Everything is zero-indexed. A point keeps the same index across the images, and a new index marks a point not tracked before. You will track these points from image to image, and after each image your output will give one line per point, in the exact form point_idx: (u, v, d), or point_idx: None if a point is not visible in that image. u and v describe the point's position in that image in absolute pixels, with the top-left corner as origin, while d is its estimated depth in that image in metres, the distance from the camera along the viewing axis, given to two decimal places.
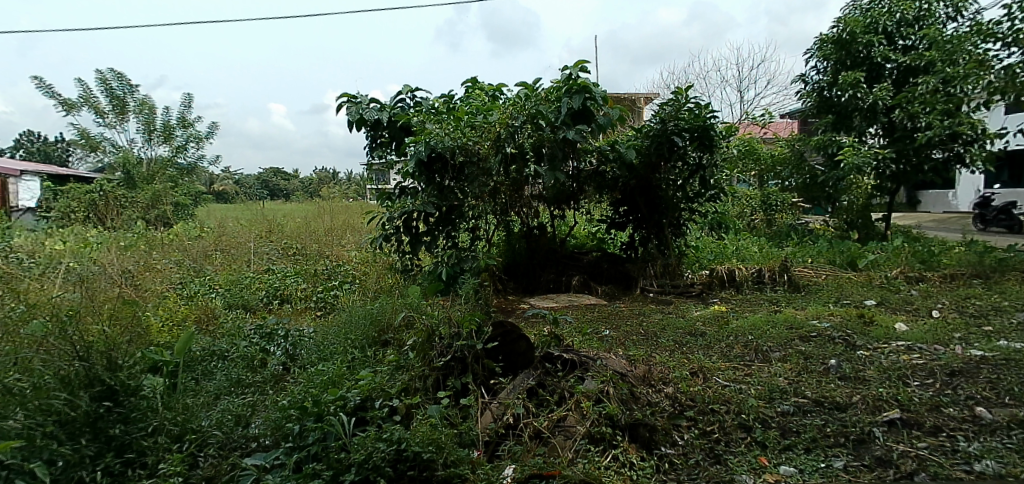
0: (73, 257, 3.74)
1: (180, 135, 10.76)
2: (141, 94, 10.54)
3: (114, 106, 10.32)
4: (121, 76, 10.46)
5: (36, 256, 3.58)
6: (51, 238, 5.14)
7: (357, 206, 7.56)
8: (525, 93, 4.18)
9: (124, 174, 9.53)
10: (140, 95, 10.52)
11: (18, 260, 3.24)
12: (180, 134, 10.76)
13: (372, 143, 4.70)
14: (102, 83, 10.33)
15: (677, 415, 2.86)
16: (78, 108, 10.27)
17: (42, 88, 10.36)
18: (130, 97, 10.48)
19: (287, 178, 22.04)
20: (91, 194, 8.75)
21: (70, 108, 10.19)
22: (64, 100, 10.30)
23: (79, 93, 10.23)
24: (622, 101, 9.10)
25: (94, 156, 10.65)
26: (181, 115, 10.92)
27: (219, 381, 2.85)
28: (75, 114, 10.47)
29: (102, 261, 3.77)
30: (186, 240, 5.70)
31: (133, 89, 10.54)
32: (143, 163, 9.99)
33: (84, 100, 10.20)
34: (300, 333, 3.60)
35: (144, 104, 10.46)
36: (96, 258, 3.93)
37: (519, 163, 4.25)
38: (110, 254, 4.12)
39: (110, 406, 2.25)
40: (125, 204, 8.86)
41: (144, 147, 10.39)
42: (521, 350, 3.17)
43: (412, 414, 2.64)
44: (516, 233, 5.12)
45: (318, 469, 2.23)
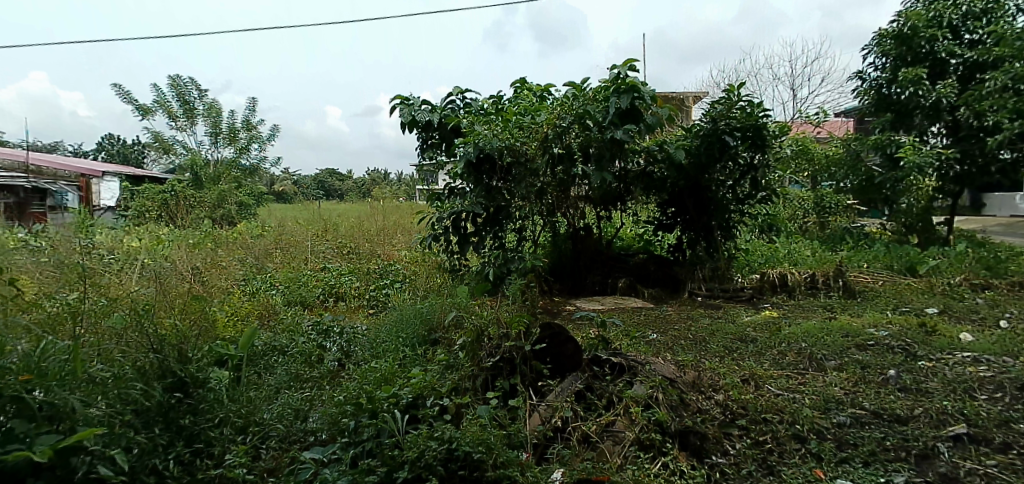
0: (153, 254, 3.92)
1: (244, 137, 11.16)
2: (209, 98, 11.01)
3: (185, 110, 10.81)
4: (192, 81, 10.95)
5: (116, 253, 3.78)
6: (129, 236, 5.44)
7: (408, 207, 7.70)
8: (573, 92, 4.15)
9: (193, 174, 10.01)
10: (208, 99, 11.01)
11: (100, 255, 3.45)
12: (244, 136, 11.16)
13: (424, 144, 4.71)
14: (175, 88, 10.83)
15: (728, 424, 2.79)
16: (152, 112, 10.79)
17: (121, 93, 10.93)
18: (199, 102, 10.97)
19: (342, 178, 22.74)
20: (163, 194, 9.25)
21: (145, 112, 10.72)
22: (140, 105, 10.86)
23: (154, 98, 10.75)
24: (671, 100, 8.94)
25: (166, 158, 11.21)
26: (245, 118, 11.36)
27: (281, 376, 2.97)
28: (149, 118, 11.02)
29: (176, 258, 3.95)
30: (249, 238, 5.93)
31: (203, 94, 11.02)
32: (210, 165, 10.45)
33: (159, 104, 10.71)
34: (355, 331, 3.69)
35: (212, 107, 10.94)
36: (168, 254, 4.13)
37: (566, 164, 4.19)
38: (181, 251, 4.32)
39: (182, 397, 2.36)
40: (193, 203, 9.35)
41: (211, 149, 10.84)
42: (569, 352, 3.15)
43: (461, 414, 2.68)
44: (562, 234, 5.08)
45: (373, 465, 2.28)
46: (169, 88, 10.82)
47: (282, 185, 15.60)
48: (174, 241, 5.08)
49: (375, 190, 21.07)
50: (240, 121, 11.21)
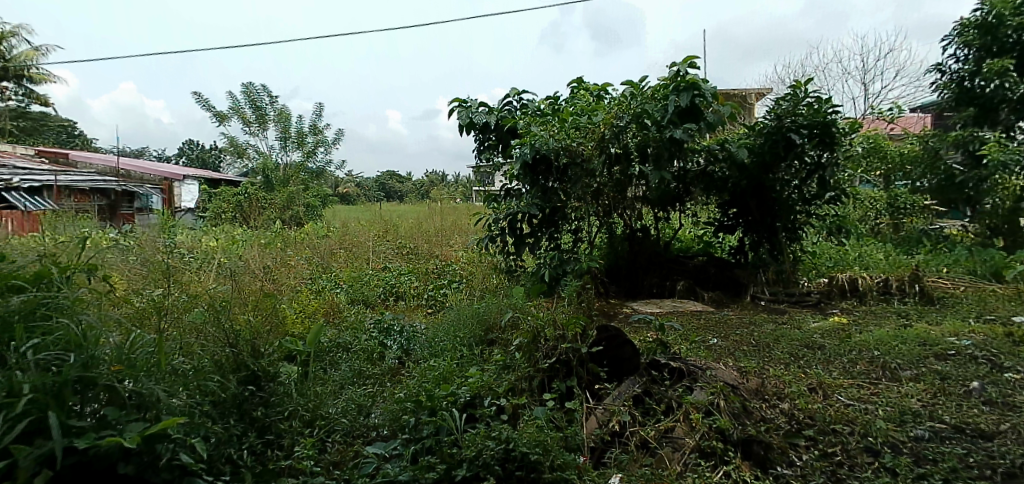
0: (229, 254, 4.15)
1: (312, 141, 11.62)
2: (279, 104, 11.51)
3: (257, 116, 11.35)
4: (264, 88, 11.50)
5: (195, 251, 4.02)
6: (208, 236, 5.78)
7: (465, 208, 7.81)
8: (631, 91, 4.05)
9: (265, 178, 10.53)
10: (279, 105, 11.50)
11: (182, 254, 3.67)
12: (312, 141, 11.62)
13: (481, 146, 4.74)
14: (249, 95, 11.39)
15: (794, 434, 2.65)
16: (228, 119, 11.40)
17: (200, 101, 11.61)
18: (271, 108, 11.49)
19: (402, 180, 23.29)
20: (238, 197, 9.92)
21: (222, 119, 11.35)
22: (218, 112, 11.50)
23: (230, 105, 11.36)
24: (732, 98, 8.67)
25: (240, 161, 11.83)
26: (313, 123, 11.81)
27: (345, 372, 3.07)
28: (225, 124, 11.65)
29: (249, 258, 4.15)
30: (315, 238, 6.18)
31: (274, 100, 11.54)
32: (280, 168, 10.90)
33: (234, 111, 11.31)
34: (414, 329, 3.77)
35: (282, 113, 11.42)
36: (242, 253, 4.36)
37: (623, 164, 4.14)
38: (253, 251, 4.55)
39: (254, 390, 2.51)
40: (265, 205, 9.95)
41: (281, 153, 11.30)
42: (626, 356, 3.11)
43: (518, 414, 2.69)
44: (619, 235, 5.02)
45: (433, 462, 2.31)
46: (243, 95, 11.40)
47: (346, 187, 16.19)
48: (247, 241, 5.36)
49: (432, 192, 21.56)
50: (308, 126, 11.67)
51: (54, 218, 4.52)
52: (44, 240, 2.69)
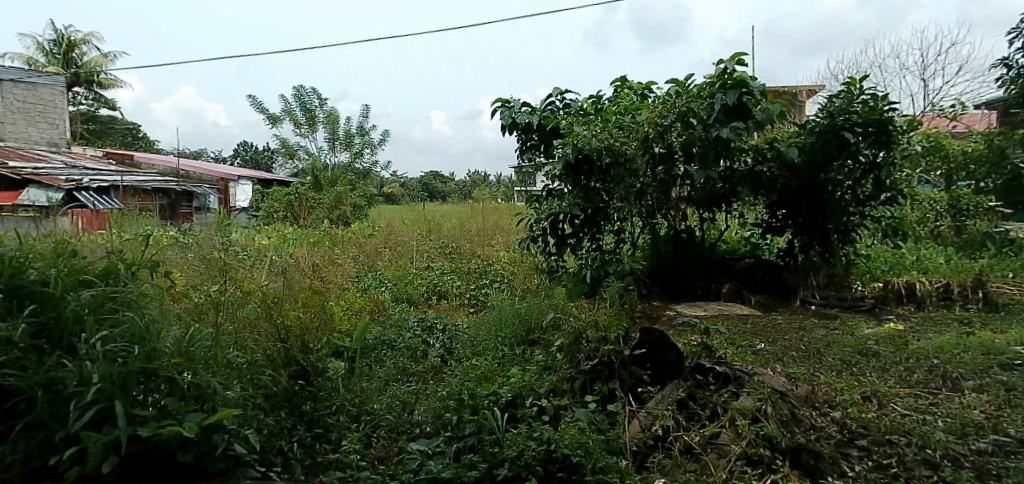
0: (280, 253, 4.29)
1: (359, 142, 11.90)
2: (329, 106, 11.83)
3: (308, 118, 11.70)
4: (315, 91, 11.85)
5: (249, 249, 4.17)
6: (260, 234, 6.00)
7: (506, 208, 7.85)
8: (676, 90, 3.96)
9: (314, 178, 10.86)
10: (328, 108, 11.83)
11: (237, 251, 3.82)
12: (359, 142, 11.90)
13: (523, 145, 4.74)
14: (300, 97, 11.75)
15: (847, 444, 2.54)
16: (280, 121, 11.79)
17: (254, 104, 12.06)
18: (320, 110, 11.83)
19: (445, 180, 23.58)
20: (289, 196, 10.26)
21: (274, 121, 11.75)
22: (271, 115, 11.91)
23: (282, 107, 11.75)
24: (781, 95, 8.41)
25: (291, 162, 12.22)
26: (360, 125, 12.08)
27: (389, 369, 3.13)
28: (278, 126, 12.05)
29: (299, 256, 4.28)
30: (361, 237, 6.32)
31: (323, 102, 11.87)
32: (329, 169, 11.17)
33: (287, 113, 11.68)
34: (456, 328, 3.80)
35: (331, 115, 11.73)
36: (293, 252, 4.50)
37: (667, 164, 4.07)
38: (304, 250, 4.70)
39: (303, 385, 2.63)
40: (315, 205, 10.26)
41: (330, 154, 11.62)
42: (670, 359, 3.05)
43: (560, 416, 2.67)
44: (663, 236, 4.92)
45: (475, 460, 2.32)
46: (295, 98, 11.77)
47: (390, 187, 16.51)
48: (297, 240, 5.54)
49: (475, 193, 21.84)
50: (355, 127, 11.95)
51: (120, 216, 4.77)
52: (112, 237, 2.83)
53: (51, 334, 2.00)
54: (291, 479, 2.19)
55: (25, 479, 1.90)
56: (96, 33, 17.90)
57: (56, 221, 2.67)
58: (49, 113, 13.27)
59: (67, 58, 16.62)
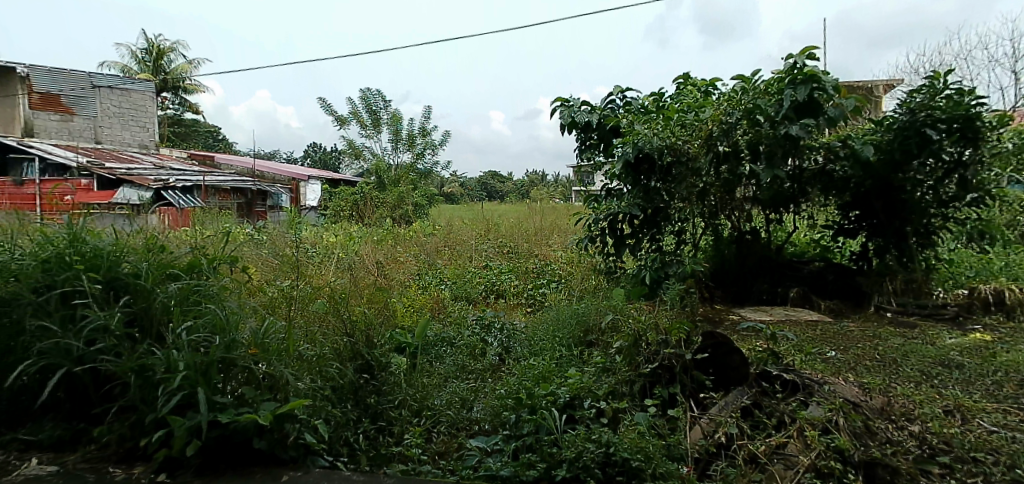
0: (347, 251, 4.45)
1: (421, 143, 12.16)
2: (393, 108, 12.18)
3: (373, 120, 12.07)
4: (379, 94, 12.19)
5: (318, 247, 4.34)
6: (329, 232, 6.24)
7: (564, 208, 7.83)
8: (742, 86, 3.83)
9: (378, 178, 11.20)
10: (392, 109, 12.18)
11: (307, 249, 3.99)
12: (421, 142, 12.16)
13: (582, 145, 4.71)
14: (365, 99, 12.11)
15: (926, 460, 2.35)
16: (348, 122, 12.20)
17: (324, 106, 12.59)
18: (385, 111, 12.19)
19: (504, 181, 23.85)
20: (355, 195, 10.70)
21: (342, 123, 12.19)
22: (339, 116, 12.37)
23: (349, 109, 12.17)
24: (857, 90, 8.01)
25: (356, 163, 12.63)
26: (422, 126, 12.35)
27: (449, 366, 3.18)
28: (345, 127, 12.49)
29: (365, 255, 4.43)
30: (423, 236, 6.46)
31: (388, 104, 12.22)
32: (391, 170, 11.48)
33: (353, 115, 12.09)
34: (514, 327, 3.83)
35: (395, 116, 12.06)
36: (360, 252, 4.65)
37: (732, 163, 3.94)
38: (369, 250, 4.86)
39: (368, 378, 2.71)
40: (379, 204, 10.58)
41: (393, 153, 11.90)
42: (734, 364, 2.94)
43: (619, 419, 2.63)
44: (725, 238, 4.77)
45: (533, 460, 2.30)
46: (361, 100, 12.18)
47: (449, 187, 16.80)
48: (363, 239, 5.73)
49: (532, 192, 21.94)
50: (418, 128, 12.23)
51: (203, 214, 5.08)
52: (194, 233, 3.00)
53: (142, 324, 2.14)
54: (357, 469, 2.25)
55: (119, 458, 2.05)
56: (183, 41, 19.10)
57: (147, 218, 2.85)
58: (142, 117, 14.35)
59: (156, 66, 17.84)
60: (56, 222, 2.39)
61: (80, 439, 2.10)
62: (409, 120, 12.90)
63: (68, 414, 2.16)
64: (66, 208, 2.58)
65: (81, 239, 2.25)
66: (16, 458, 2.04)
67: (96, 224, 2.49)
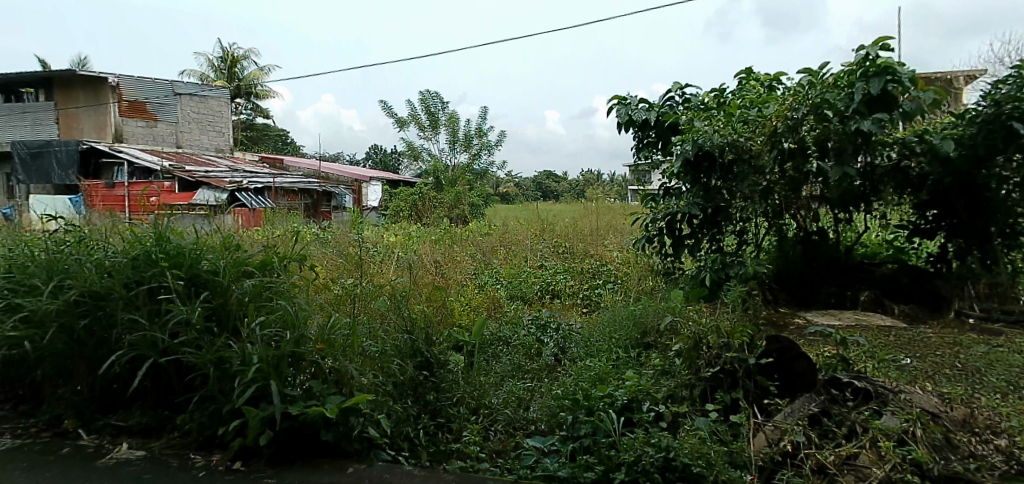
0: (407, 250, 4.57)
1: (477, 143, 12.33)
2: (450, 109, 12.39)
3: (431, 121, 12.31)
4: (437, 95, 12.42)
5: (378, 246, 4.46)
6: (388, 232, 6.41)
7: (619, 207, 7.73)
8: (809, 80, 3.63)
9: (436, 178, 11.43)
10: (449, 111, 12.38)
11: (369, 248, 4.11)
12: (478, 143, 12.33)
13: (639, 143, 4.62)
14: (424, 102, 12.36)
15: (1016, 477, 2.17)
16: (407, 124, 12.48)
17: (385, 108, 12.95)
18: (442, 113, 12.40)
19: (557, 181, 23.90)
20: (414, 195, 10.95)
21: (401, 125, 12.50)
22: (398, 118, 12.69)
23: (408, 111, 12.46)
24: (938, 82, 7.57)
25: (415, 164, 12.92)
26: (479, 126, 12.51)
27: (505, 365, 3.19)
28: (404, 129, 12.80)
29: (423, 256, 4.53)
30: (478, 235, 6.53)
31: (445, 106, 12.42)
32: (448, 170, 11.68)
33: (412, 117, 12.37)
34: (570, 328, 3.82)
35: (452, 117, 12.27)
36: (419, 252, 4.76)
37: (798, 160, 3.74)
38: (427, 250, 4.96)
39: (428, 375, 2.75)
40: (436, 204, 10.79)
41: (450, 154, 12.09)
42: (801, 370, 2.81)
43: (679, 423, 2.57)
44: (791, 238, 4.55)
45: (591, 461, 2.27)
46: (419, 101, 12.43)
47: (504, 187, 16.92)
48: (421, 238, 5.85)
49: (584, 192, 21.82)
50: (475, 129, 12.39)
51: (273, 214, 5.32)
52: (265, 232, 3.14)
53: (219, 318, 2.25)
54: (418, 464, 2.29)
55: (200, 445, 2.16)
56: (253, 49, 20.05)
57: (223, 218, 3.01)
58: (218, 123, 15.24)
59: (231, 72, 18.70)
60: (144, 222, 2.56)
61: (164, 426, 2.23)
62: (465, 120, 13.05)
63: (155, 403, 2.29)
64: (152, 208, 2.75)
65: (165, 238, 2.39)
66: (109, 442, 2.19)
67: (178, 224, 2.64)
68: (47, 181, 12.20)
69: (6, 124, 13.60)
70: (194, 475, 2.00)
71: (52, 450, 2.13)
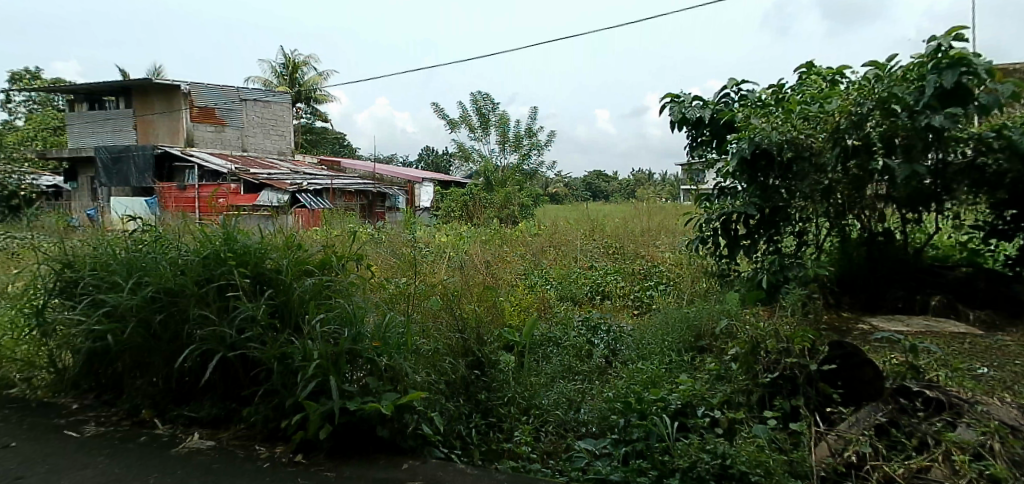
0: (459, 250, 4.64)
1: (528, 143, 12.38)
2: (501, 110, 12.48)
3: (482, 122, 12.45)
4: (488, 96, 12.53)
5: (430, 246, 4.54)
6: (440, 232, 6.52)
7: (671, 207, 7.61)
8: (875, 73, 3.50)
9: (487, 179, 11.53)
10: (500, 111, 12.48)
11: (422, 249, 4.19)
12: (528, 143, 12.38)
13: (693, 142, 4.53)
14: (475, 103, 12.51)
15: None
16: (458, 126, 12.65)
17: (437, 110, 13.18)
18: (494, 114, 12.51)
19: (607, 180, 23.75)
20: (465, 196, 11.10)
21: (453, 126, 12.69)
22: (450, 119, 12.88)
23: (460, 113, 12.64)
24: (1020, 73, 7.13)
25: (465, 164, 13.09)
26: (529, 127, 12.56)
27: (556, 366, 3.19)
28: (455, 130, 12.98)
29: (474, 256, 4.59)
30: (528, 236, 6.56)
31: (496, 106, 12.52)
32: (499, 171, 11.77)
33: (463, 119, 12.52)
34: (621, 330, 3.79)
35: (503, 118, 12.36)
36: (470, 253, 4.83)
37: (862, 157, 3.59)
38: (478, 251, 5.03)
39: (479, 374, 2.78)
40: (487, 204, 10.89)
41: (501, 155, 12.22)
42: (867, 378, 2.66)
43: (735, 430, 2.48)
44: (854, 239, 4.38)
45: (644, 466, 2.24)
46: (471, 103, 12.58)
47: (553, 187, 16.90)
48: (471, 238, 5.93)
49: (632, 191, 21.54)
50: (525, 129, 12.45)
51: (331, 214, 5.51)
52: (324, 233, 3.24)
53: (282, 315, 2.33)
54: (470, 463, 2.31)
55: (264, 437, 2.25)
56: (312, 56, 20.82)
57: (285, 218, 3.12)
58: (280, 126, 15.87)
59: (292, 79, 19.44)
60: (214, 222, 2.68)
61: (232, 418, 2.33)
62: (516, 121, 13.13)
63: (222, 395, 2.39)
64: (221, 209, 2.88)
65: (233, 238, 2.50)
66: (182, 432, 2.31)
67: (245, 224, 2.76)
68: (127, 184, 13.09)
69: (89, 131, 14.63)
70: (259, 465, 2.08)
71: (131, 438, 2.27)
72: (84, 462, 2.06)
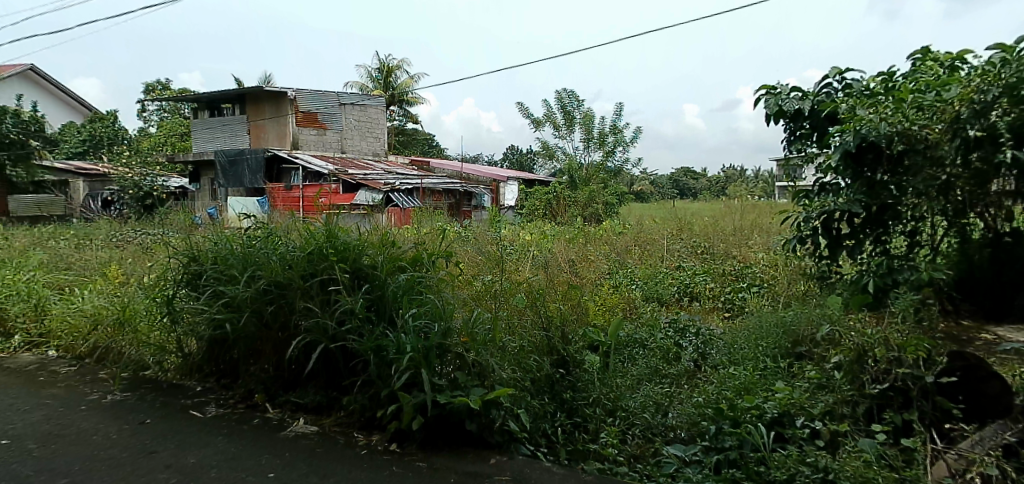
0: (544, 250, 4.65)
1: (612, 141, 12.22)
2: (585, 107, 12.40)
3: (566, 120, 12.42)
4: (573, 93, 12.49)
5: (516, 244, 4.58)
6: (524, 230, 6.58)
7: (763, 205, 7.24)
8: (1002, 55, 3.13)
9: (570, 177, 11.46)
10: (585, 109, 12.40)
11: (509, 247, 4.25)
12: (612, 140, 12.22)
13: (791, 135, 4.29)
14: (559, 101, 12.50)
15: None
16: (542, 124, 12.71)
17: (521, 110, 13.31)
18: (578, 111, 12.45)
19: (694, 178, 22.99)
20: (549, 195, 11.14)
21: (538, 125, 12.77)
22: (535, 119, 12.97)
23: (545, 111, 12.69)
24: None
25: (549, 163, 13.12)
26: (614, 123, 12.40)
27: (642, 367, 3.12)
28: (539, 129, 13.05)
29: (560, 256, 4.58)
30: (611, 234, 6.46)
31: (581, 104, 12.45)
32: (582, 169, 11.68)
33: (548, 117, 12.54)
34: (711, 333, 3.67)
35: (588, 115, 12.26)
36: (556, 252, 4.83)
37: (986, 149, 3.24)
38: (562, 250, 5.02)
39: (564, 373, 2.82)
40: (570, 203, 10.85)
41: (585, 152, 12.19)
42: (992, 393, 2.39)
43: (839, 443, 2.32)
44: (975, 241, 3.86)
45: (738, 476, 2.13)
46: (556, 101, 12.59)
47: (637, 186, 16.55)
48: (556, 237, 5.93)
49: (719, 188, 20.70)
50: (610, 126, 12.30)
51: (420, 213, 5.70)
52: (416, 231, 3.36)
53: (377, 309, 2.42)
54: (556, 461, 2.29)
55: (361, 425, 2.37)
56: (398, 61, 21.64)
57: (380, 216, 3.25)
58: (374, 129, 16.65)
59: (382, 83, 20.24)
60: (318, 220, 2.84)
61: (333, 406, 2.47)
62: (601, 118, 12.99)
63: (324, 384, 2.53)
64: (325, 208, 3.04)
65: (334, 235, 2.64)
66: (289, 417, 2.47)
67: (344, 223, 2.89)
68: (240, 184, 14.13)
69: (201, 138, 16.06)
70: (357, 452, 2.18)
71: (245, 420, 2.45)
72: (205, 439, 2.25)
